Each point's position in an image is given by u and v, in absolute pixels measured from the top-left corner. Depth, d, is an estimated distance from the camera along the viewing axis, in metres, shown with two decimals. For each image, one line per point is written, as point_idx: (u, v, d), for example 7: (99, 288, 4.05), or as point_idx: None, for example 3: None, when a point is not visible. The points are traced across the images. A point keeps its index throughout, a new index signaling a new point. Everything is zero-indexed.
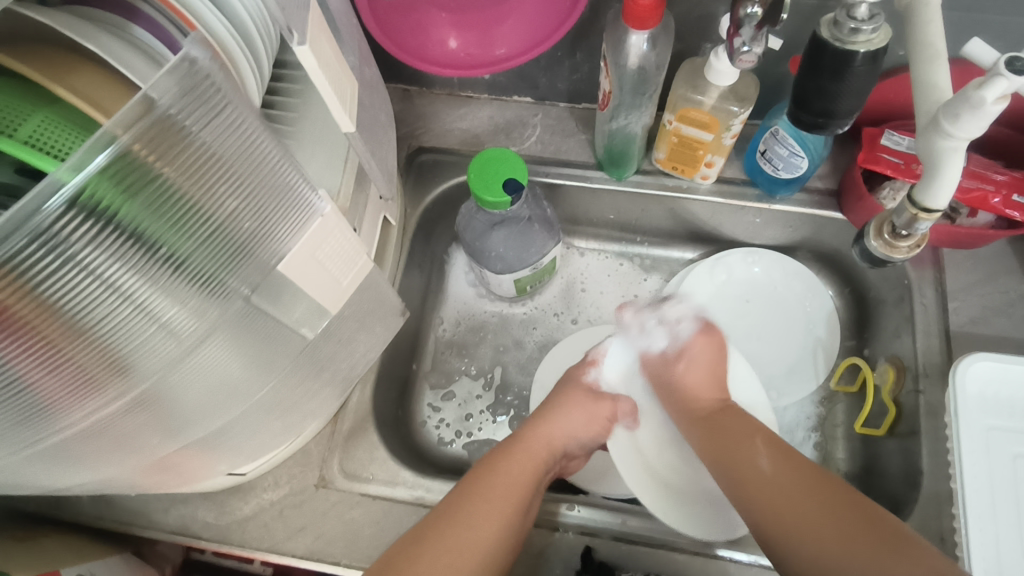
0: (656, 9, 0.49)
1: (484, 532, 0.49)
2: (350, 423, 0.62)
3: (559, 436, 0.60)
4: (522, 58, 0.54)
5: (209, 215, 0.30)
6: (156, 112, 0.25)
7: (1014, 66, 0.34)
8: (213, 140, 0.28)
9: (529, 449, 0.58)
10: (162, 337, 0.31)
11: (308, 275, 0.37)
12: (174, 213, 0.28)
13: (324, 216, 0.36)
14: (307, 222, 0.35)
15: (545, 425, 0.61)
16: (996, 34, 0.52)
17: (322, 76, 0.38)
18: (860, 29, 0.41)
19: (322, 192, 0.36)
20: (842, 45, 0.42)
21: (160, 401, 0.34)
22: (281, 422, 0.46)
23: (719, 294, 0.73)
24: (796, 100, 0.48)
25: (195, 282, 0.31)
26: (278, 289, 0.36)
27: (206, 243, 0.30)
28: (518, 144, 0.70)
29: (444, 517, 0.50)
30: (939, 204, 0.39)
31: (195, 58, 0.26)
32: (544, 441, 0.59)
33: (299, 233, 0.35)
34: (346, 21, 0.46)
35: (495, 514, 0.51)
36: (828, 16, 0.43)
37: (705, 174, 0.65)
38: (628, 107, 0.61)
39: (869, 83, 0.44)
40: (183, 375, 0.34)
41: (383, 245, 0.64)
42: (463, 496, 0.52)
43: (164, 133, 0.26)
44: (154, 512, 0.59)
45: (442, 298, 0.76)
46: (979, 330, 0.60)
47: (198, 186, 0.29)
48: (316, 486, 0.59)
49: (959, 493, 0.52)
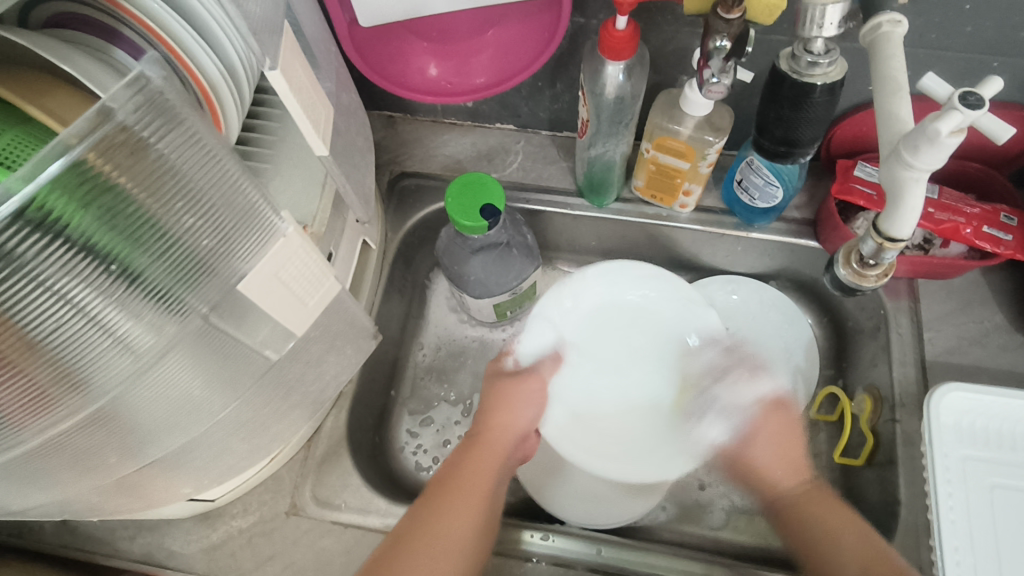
0: (630, 41, 0.50)
1: (456, 524, 0.49)
2: (323, 449, 0.61)
3: (518, 422, 0.60)
4: (501, 87, 0.55)
5: (166, 229, 0.30)
6: (108, 120, 0.25)
7: (967, 100, 0.35)
8: (169, 152, 0.29)
9: (486, 447, 0.57)
10: (119, 353, 0.31)
11: (271, 295, 0.37)
12: (129, 226, 0.28)
13: (287, 237, 0.36)
14: (270, 242, 0.35)
15: (498, 416, 0.60)
16: (961, 71, 0.53)
17: (294, 99, 0.39)
18: (817, 62, 0.43)
19: (285, 213, 0.36)
20: (800, 77, 0.44)
21: (118, 418, 0.34)
22: (248, 443, 0.46)
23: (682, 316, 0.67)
24: (760, 127, 0.50)
25: (152, 296, 0.31)
26: (244, 310, 0.36)
27: (164, 258, 0.30)
28: (500, 171, 0.71)
29: (429, 509, 0.50)
30: (902, 233, 0.40)
31: (151, 73, 0.26)
32: (503, 428, 0.59)
33: (262, 252, 0.35)
34: (325, 48, 0.47)
35: (468, 506, 0.51)
36: (787, 48, 0.44)
37: (684, 203, 0.66)
38: (605, 135, 0.62)
39: (828, 113, 0.46)
40: (142, 393, 0.34)
41: (362, 268, 0.64)
42: (433, 497, 0.52)
43: (120, 144, 0.26)
44: (119, 540, 0.57)
45: (422, 323, 0.76)
46: (954, 359, 0.60)
47: (153, 199, 0.29)
48: (287, 514, 0.58)
49: (934, 525, 0.52)
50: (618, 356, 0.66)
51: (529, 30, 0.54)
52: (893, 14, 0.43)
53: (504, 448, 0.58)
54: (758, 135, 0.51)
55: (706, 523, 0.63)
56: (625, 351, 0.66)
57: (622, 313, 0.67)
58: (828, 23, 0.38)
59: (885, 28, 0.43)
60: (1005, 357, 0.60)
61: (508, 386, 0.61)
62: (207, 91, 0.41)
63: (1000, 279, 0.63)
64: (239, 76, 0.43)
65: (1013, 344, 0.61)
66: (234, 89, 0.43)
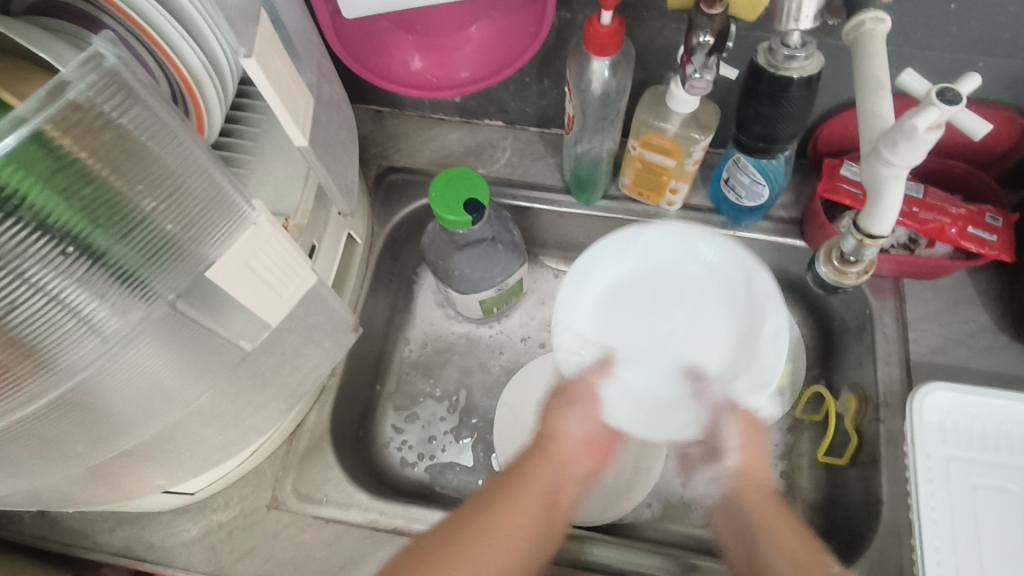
0: (616, 36, 0.50)
1: (519, 520, 0.47)
2: (306, 443, 0.61)
3: (573, 429, 0.54)
4: (486, 82, 0.55)
5: (131, 210, 0.30)
6: (68, 94, 0.25)
7: (944, 95, 0.35)
8: (131, 128, 0.28)
9: (552, 460, 0.53)
10: (85, 335, 0.31)
11: (241, 284, 0.36)
12: (92, 204, 0.28)
13: (258, 225, 0.35)
14: (238, 231, 0.35)
15: (553, 421, 0.55)
16: (946, 71, 0.53)
17: (271, 90, 0.37)
18: (794, 56, 0.43)
19: (257, 202, 0.36)
20: (777, 72, 0.44)
21: (88, 402, 0.34)
22: (224, 434, 0.45)
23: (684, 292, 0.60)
24: (739, 123, 0.50)
25: (117, 277, 0.31)
26: (213, 296, 0.36)
27: (129, 240, 0.30)
28: (488, 167, 0.71)
29: (473, 522, 0.46)
30: (882, 230, 0.40)
31: (106, 52, 0.26)
32: (558, 434, 0.54)
33: (231, 238, 0.34)
34: (307, 39, 0.47)
35: (526, 509, 0.48)
36: (763, 43, 0.44)
37: (670, 200, 0.66)
38: (592, 131, 0.63)
39: (806, 108, 0.46)
40: (111, 376, 0.33)
41: (346, 263, 0.64)
42: (478, 511, 0.47)
43: (80, 120, 0.26)
44: (98, 533, 0.57)
45: (409, 319, 0.76)
46: (938, 359, 0.60)
47: (116, 177, 0.29)
48: (267, 507, 0.57)
49: (916, 525, 0.52)
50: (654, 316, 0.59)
51: (516, 24, 0.54)
52: (876, 12, 0.43)
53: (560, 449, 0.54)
54: (738, 132, 0.51)
55: (690, 521, 0.63)
56: (656, 308, 0.60)
57: (627, 292, 0.60)
58: (804, 16, 0.38)
59: (867, 26, 0.43)
60: (989, 358, 0.60)
61: (572, 389, 0.56)
62: (188, 83, 0.41)
63: (985, 280, 0.63)
64: (223, 72, 0.44)
65: (997, 345, 0.61)
66: (217, 83, 0.44)
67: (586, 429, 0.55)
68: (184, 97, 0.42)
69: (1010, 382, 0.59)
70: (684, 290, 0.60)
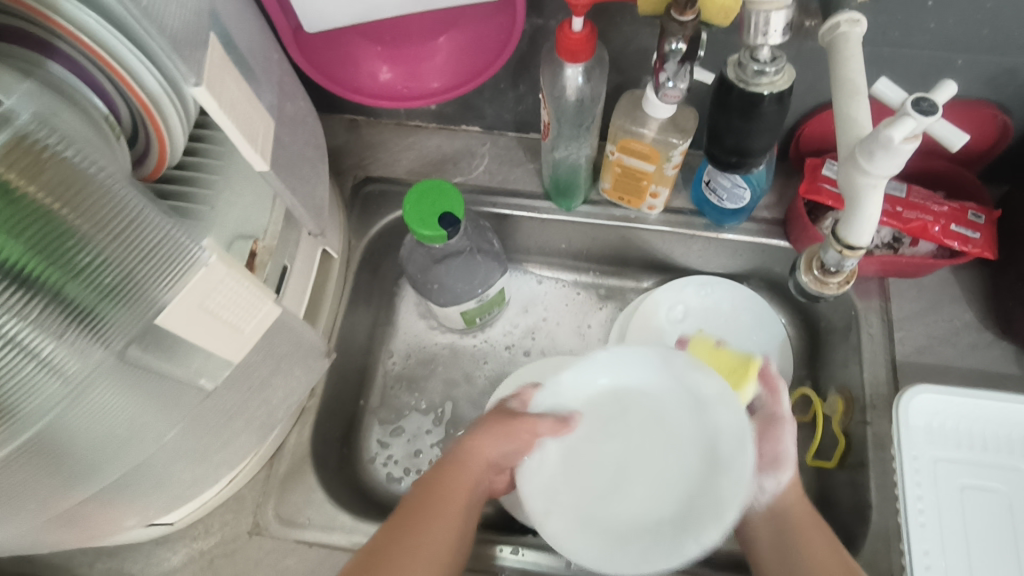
0: (587, 43, 0.49)
1: (435, 536, 0.50)
2: (287, 466, 0.60)
3: (491, 454, 0.54)
4: (458, 91, 0.53)
5: (83, 247, 0.29)
6: (8, 130, 0.26)
7: (920, 105, 0.34)
8: (79, 164, 0.29)
9: (468, 474, 0.54)
10: (46, 378, 0.30)
11: (195, 325, 0.34)
12: (41, 241, 0.28)
13: (209, 266, 0.33)
14: (188, 272, 0.33)
15: (476, 441, 0.55)
16: (925, 68, 0.52)
17: (225, 117, 0.36)
18: (764, 71, 0.42)
19: (208, 241, 0.34)
20: (748, 87, 0.43)
21: (54, 446, 0.32)
22: (196, 467, 0.44)
23: (680, 415, 0.53)
24: (713, 135, 0.49)
25: (73, 318, 0.30)
26: (163, 339, 0.34)
27: (84, 277, 0.30)
28: (465, 174, 0.70)
29: (400, 526, 0.50)
30: (861, 240, 0.39)
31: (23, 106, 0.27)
32: (481, 458, 0.54)
33: (181, 281, 0.32)
34: (266, 57, 0.45)
35: (445, 523, 0.51)
36: (733, 56, 0.43)
37: (651, 204, 0.65)
38: (568, 138, 0.61)
39: (778, 121, 0.45)
40: (75, 418, 0.32)
41: (323, 280, 0.62)
42: (406, 512, 0.51)
43: (20, 154, 0.27)
44: (77, 566, 0.56)
45: (391, 331, 0.75)
46: (924, 359, 0.60)
47: (65, 212, 0.28)
48: (249, 533, 0.56)
49: (903, 529, 0.52)
50: (634, 433, 0.54)
51: (485, 32, 0.52)
52: (852, 13, 0.42)
53: (481, 472, 0.55)
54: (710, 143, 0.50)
55: None
56: (638, 425, 0.54)
57: (622, 389, 0.55)
58: (773, 30, 0.37)
59: (842, 28, 0.42)
60: (974, 356, 0.60)
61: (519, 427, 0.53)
62: (148, 107, 0.40)
63: (970, 276, 0.63)
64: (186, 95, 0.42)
65: (984, 342, 0.60)
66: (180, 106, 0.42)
67: (502, 458, 0.54)
68: (144, 120, 0.40)
69: (997, 381, 0.59)
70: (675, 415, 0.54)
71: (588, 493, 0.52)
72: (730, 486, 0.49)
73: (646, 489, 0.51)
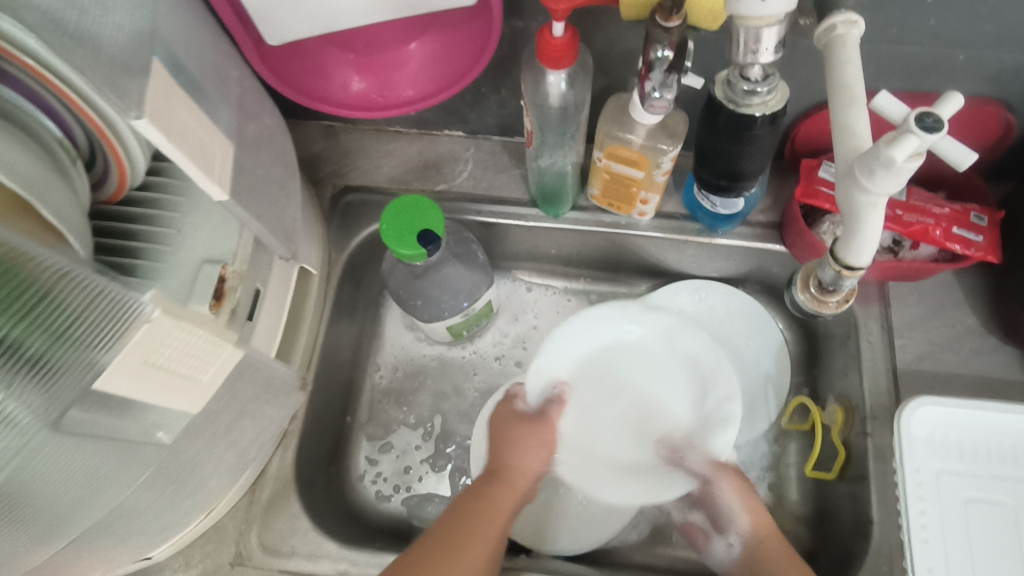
0: (569, 48, 0.46)
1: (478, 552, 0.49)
2: (270, 492, 0.57)
3: (534, 467, 0.58)
4: (434, 100, 0.51)
5: (25, 290, 0.27)
6: None
7: (923, 122, 0.31)
8: None
9: (509, 489, 0.55)
10: None
11: (144, 383, 0.32)
12: None
13: (155, 321, 0.30)
14: (130, 325, 0.30)
15: (519, 459, 0.57)
16: (925, 66, 0.50)
17: (174, 149, 0.33)
18: (755, 90, 0.40)
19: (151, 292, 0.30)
20: (737, 108, 0.41)
21: (13, 501, 0.30)
22: (166, 509, 0.42)
23: (653, 356, 0.63)
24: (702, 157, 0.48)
25: (21, 368, 0.27)
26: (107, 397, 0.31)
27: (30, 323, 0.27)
28: (449, 181, 0.67)
29: (446, 540, 0.49)
30: (861, 261, 0.37)
31: None
32: (526, 473, 0.57)
33: (123, 332, 0.29)
34: (222, 74, 0.43)
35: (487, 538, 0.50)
36: (722, 75, 0.42)
37: (642, 210, 0.62)
38: (552, 146, 0.59)
39: (772, 141, 0.44)
40: (36, 473, 0.30)
41: (302, 296, 0.60)
42: (451, 520, 0.51)
43: None
44: None
45: (377, 343, 0.72)
46: (925, 366, 0.58)
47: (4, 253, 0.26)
48: (231, 564, 0.55)
49: (906, 546, 0.50)
50: (619, 390, 0.63)
51: (462, 38, 0.49)
52: (849, 13, 0.39)
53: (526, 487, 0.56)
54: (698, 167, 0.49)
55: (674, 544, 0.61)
56: (616, 382, 0.63)
57: (601, 365, 0.64)
58: (763, 49, 0.35)
59: (839, 30, 0.39)
60: (977, 362, 0.58)
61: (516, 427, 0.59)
62: (104, 133, 0.36)
63: (972, 278, 0.61)
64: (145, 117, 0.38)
65: (987, 347, 0.58)
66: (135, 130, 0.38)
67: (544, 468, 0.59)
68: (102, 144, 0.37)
69: (1001, 387, 0.57)
70: (644, 360, 0.63)
71: (609, 448, 0.61)
72: (723, 390, 0.59)
73: (656, 422, 0.61)
